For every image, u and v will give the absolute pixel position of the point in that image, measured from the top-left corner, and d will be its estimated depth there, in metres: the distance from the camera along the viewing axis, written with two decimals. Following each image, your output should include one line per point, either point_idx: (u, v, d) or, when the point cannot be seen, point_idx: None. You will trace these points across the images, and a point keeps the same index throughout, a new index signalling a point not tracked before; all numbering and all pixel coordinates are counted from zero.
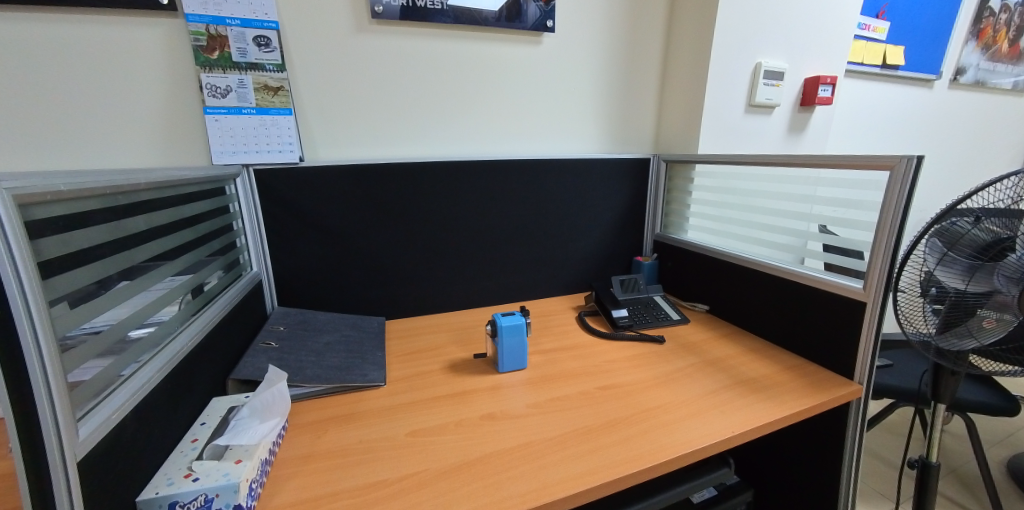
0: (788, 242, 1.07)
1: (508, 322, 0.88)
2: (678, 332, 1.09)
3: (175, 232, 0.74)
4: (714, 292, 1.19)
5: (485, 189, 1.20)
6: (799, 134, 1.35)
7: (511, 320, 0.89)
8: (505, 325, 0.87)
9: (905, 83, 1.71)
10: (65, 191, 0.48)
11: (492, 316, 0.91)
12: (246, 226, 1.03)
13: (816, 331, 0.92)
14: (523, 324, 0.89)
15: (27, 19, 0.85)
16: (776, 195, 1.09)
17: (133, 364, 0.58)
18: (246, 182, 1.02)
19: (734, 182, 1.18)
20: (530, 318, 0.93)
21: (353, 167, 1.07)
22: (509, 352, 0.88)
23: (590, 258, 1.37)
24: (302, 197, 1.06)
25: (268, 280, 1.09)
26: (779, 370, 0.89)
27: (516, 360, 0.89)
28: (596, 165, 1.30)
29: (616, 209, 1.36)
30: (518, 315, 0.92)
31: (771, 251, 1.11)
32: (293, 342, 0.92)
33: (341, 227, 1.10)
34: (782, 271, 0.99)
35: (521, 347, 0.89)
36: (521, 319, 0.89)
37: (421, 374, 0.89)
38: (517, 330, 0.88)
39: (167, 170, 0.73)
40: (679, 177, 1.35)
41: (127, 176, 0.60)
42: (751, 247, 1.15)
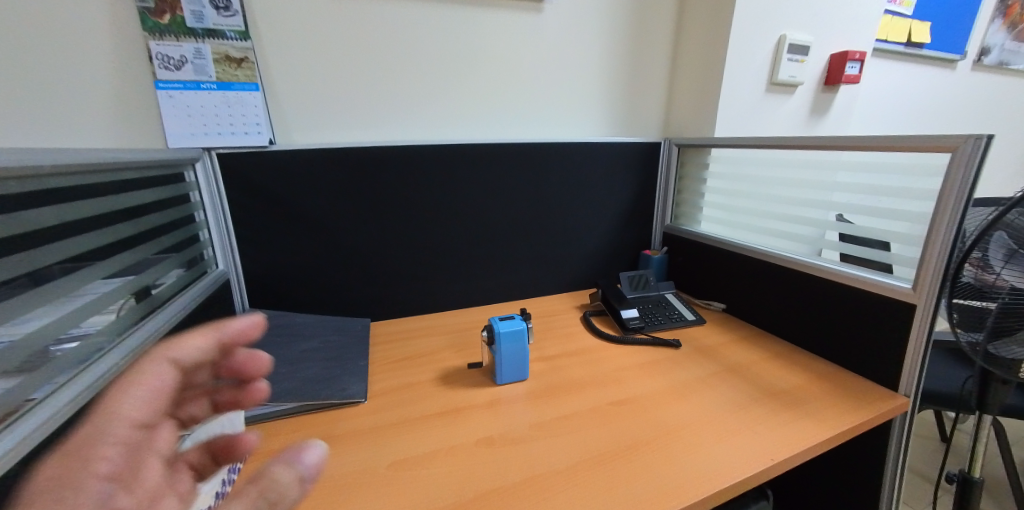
0: (805, 233, 0.97)
1: (506, 325, 0.79)
2: (693, 335, 0.99)
3: (106, 228, 0.62)
4: (733, 290, 1.09)
5: (479, 176, 1.08)
6: (822, 116, 1.24)
7: (509, 322, 0.80)
8: (502, 329, 0.78)
9: (929, 63, 1.59)
10: None
11: (488, 321, 0.81)
12: (209, 216, 0.92)
13: (851, 335, 0.82)
14: (523, 327, 0.79)
15: None
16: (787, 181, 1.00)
17: (48, 383, 0.48)
18: (206, 170, 0.90)
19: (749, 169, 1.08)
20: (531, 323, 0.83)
21: (332, 151, 0.95)
22: (507, 361, 0.78)
23: (595, 252, 1.26)
24: (275, 186, 0.94)
25: (237, 280, 0.98)
26: (812, 379, 0.79)
27: (516, 370, 0.79)
28: (601, 151, 1.18)
29: (623, 198, 1.25)
30: (518, 318, 0.82)
31: (785, 243, 1.01)
32: (262, 350, 0.83)
33: (319, 220, 0.98)
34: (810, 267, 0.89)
35: (522, 355, 0.79)
36: (521, 322, 0.80)
37: (408, 387, 0.78)
38: (515, 334, 0.79)
39: (99, 152, 0.61)
40: (693, 162, 1.24)
41: (32, 152, 0.48)
42: (767, 239, 1.05)
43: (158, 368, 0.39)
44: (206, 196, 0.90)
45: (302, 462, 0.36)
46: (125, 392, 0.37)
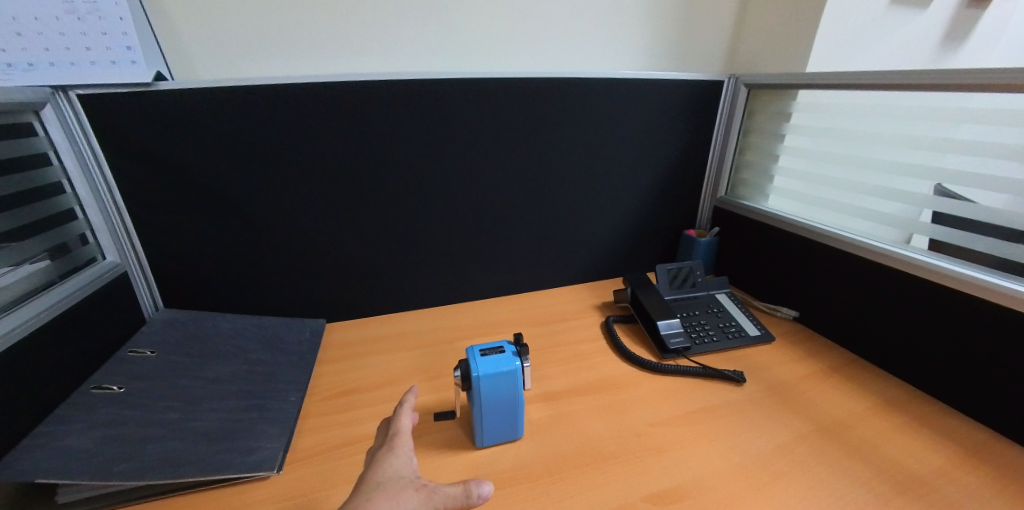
0: (903, 214, 0.70)
1: (490, 368, 0.54)
2: (758, 363, 0.72)
3: None
4: (813, 296, 0.81)
5: (470, 131, 0.78)
6: (959, 44, 0.88)
7: (497, 362, 0.55)
8: (485, 375, 0.53)
9: None
10: None
11: (464, 350, 0.57)
12: (84, 190, 0.64)
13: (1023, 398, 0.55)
14: (515, 371, 0.54)
15: None
16: (893, 141, 0.71)
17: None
18: (63, 118, 0.61)
19: (839, 121, 0.78)
20: (529, 357, 0.58)
21: (255, 94, 0.67)
22: (489, 419, 0.55)
23: (624, 234, 0.97)
24: (179, 147, 0.66)
25: (141, 274, 0.72)
26: (946, 468, 0.54)
27: (502, 428, 0.56)
28: (643, 92, 0.85)
29: (666, 163, 0.93)
30: (510, 353, 0.56)
31: (868, 225, 0.74)
32: (151, 382, 0.61)
33: (248, 194, 0.72)
34: (914, 266, 0.64)
35: (512, 410, 0.55)
36: (515, 363, 0.55)
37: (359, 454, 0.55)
38: (503, 382, 0.54)
39: None
40: (766, 112, 0.91)
41: None
42: (847, 219, 0.78)
43: (395, 438, 0.48)
44: (68, 158, 0.62)
45: (478, 495, 0.42)
46: (375, 469, 0.44)
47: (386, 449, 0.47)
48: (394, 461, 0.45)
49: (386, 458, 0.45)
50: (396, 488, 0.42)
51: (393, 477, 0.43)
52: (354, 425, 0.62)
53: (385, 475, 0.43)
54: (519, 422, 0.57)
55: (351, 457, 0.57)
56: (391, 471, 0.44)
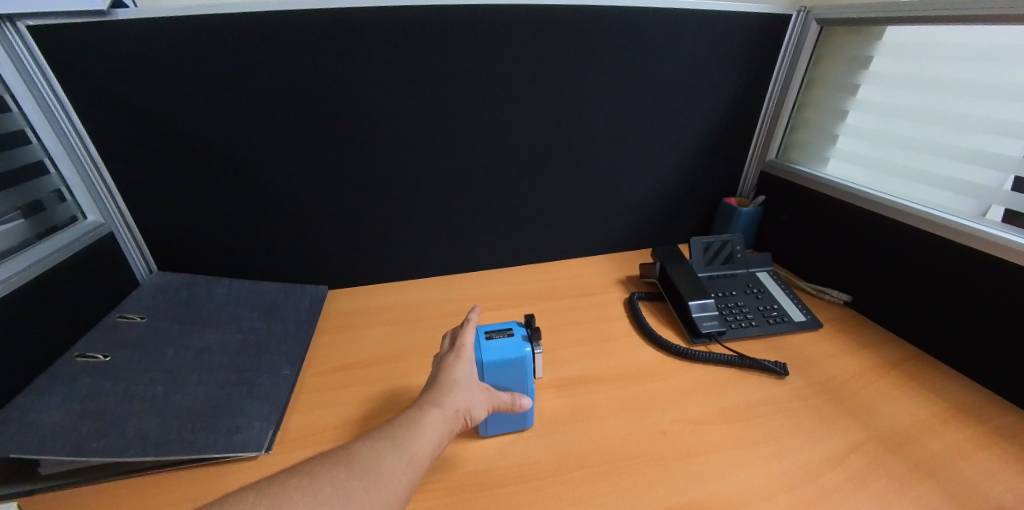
0: (980, 181, 0.58)
1: (496, 355, 0.48)
2: (803, 354, 0.64)
3: None
4: (870, 279, 0.70)
5: (484, 78, 0.68)
6: None
7: (504, 347, 0.49)
8: (490, 361, 0.48)
9: None
10: None
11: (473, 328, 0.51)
12: (51, 141, 0.58)
13: None
14: (524, 359, 0.49)
15: None
16: (978, 89, 0.58)
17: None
18: (15, 56, 0.54)
19: (919, 67, 0.65)
20: (540, 343, 0.52)
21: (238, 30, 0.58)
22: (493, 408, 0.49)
23: (656, 202, 0.87)
24: (157, 94, 0.59)
25: (128, 234, 0.67)
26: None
27: (509, 419, 0.51)
28: (687, 31, 0.72)
29: (709, 120, 0.82)
30: (520, 338, 0.51)
31: (940, 194, 0.63)
32: (138, 351, 0.57)
33: (238, 148, 0.65)
34: (992, 243, 0.54)
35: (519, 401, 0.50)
36: (524, 349, 0.49)
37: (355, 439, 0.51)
38: (509, 369, 0.49)
39: None
40: (839, 57, 0.77)
41: None
42: (916, 187, 0.66)
43: (461, 348, 0.49)
44: (27, 102, 0.55)
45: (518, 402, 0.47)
46: (445, 370, 0.47)
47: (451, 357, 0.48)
48: (462, 365, 0.48)
49: (454, 361, 0.48)
50: (467, 387, 0.46)
51: (461, 378, 0.47)
52: (352, 405, 0.58)
53: (456, 376, 0.47)
54: (527, 414, 0.51)
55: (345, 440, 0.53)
56: (460, 373, 0.47)
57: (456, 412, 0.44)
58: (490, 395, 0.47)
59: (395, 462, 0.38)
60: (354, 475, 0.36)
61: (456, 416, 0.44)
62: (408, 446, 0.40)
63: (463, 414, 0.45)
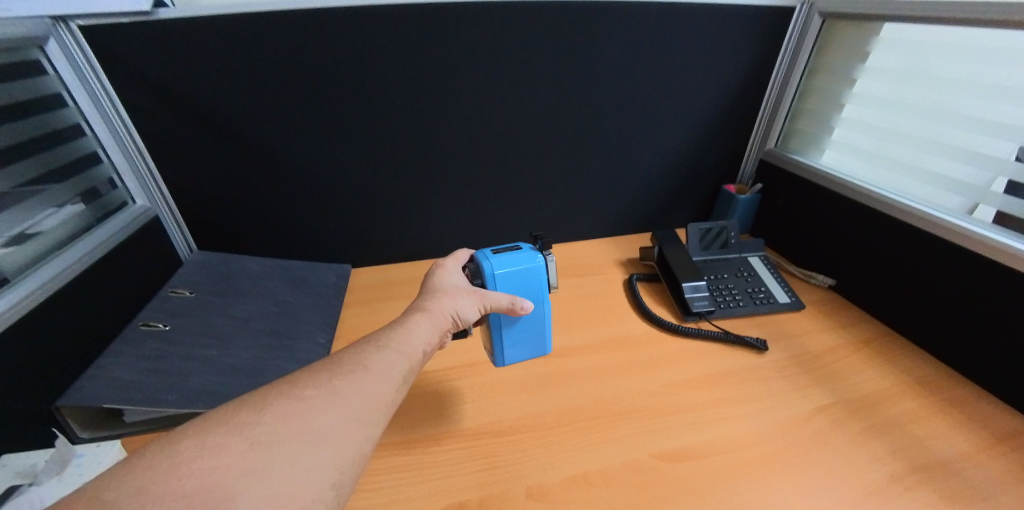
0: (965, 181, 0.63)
1: (508, 266, 0.53)
2: (785, 331, 0.71)
3: None
4: (855, 261, 0.76)
5: (494, 67, 0.72)
6: None
7: (516, 259, 0.54)
8: (507, 274, 0.53)
9: None
10: None
11: (477, 253, 0.55)
12: (99, 129, 0.63)
13: None
14: (536, 266, 0.54)
15: None
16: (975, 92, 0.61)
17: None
18: (72, 57, 0.58)
19: (922, 64, 0.68)
20: (554, 255, 0.57)
21: (282, 20, 0.62)
22: (507, 321, 0.54)
23: (657, 187, 0.91)
24: (199, 85, 0.65)
25: (171, 216, 0.74)
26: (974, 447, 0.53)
27: (525, 334, 0.55)
28: (693, 20, 0.75)
29: (711, 108, 0.85)
30: (531, 252, 0.56)
31: (927, 189, 0.68)
32: (190, 319, 0.64)
33: (272, 135, 0.71)
34: (967, 235, 0.59)
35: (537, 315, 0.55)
36: (535, 259, 0.54)
37: None
38: (521, 280, 0.53)
39: None
40: (842, 49, 0.80)
41: None
42: (905, 182, 0.71)
43: (444, 266, 0.55)
44: (81, 96, 0.60)
45: (518, 303, 0.52)
46: (433, 283, 0.53)
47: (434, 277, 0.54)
48: (449, 277, 0.54)
49: (442, 274, 0.54)
50: (455, 293, 0.51)
51: (449, 288, 0.52)
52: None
53: (443, 286, 0.52)
54: (545, 330, 0.57)
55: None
56: (445, 284, 0.52)
57: (446, 313, 0.49)
58: (479, 296, 0.51)
59: (380, 365, 0.40)
60: (348, 372, 0.39)
61: (448, 316, 0.49)
62: (392, 353, 0.42)
63: (454, 314, 0.50)
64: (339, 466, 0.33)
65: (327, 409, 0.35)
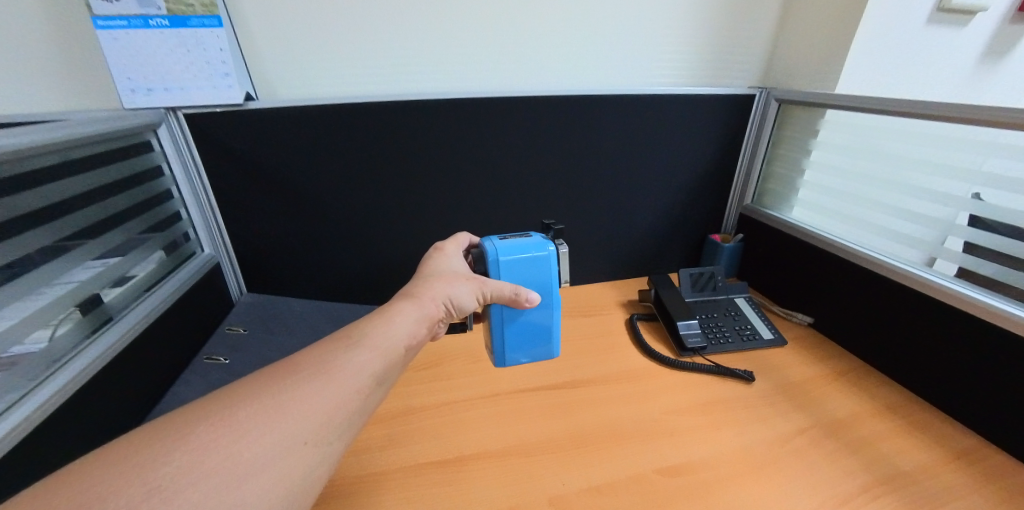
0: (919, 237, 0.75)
1: (518, 252, 0.61)
2: (767, 364, 0.82)
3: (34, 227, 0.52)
4: (826, 302, 0.88)
5: (511, 139, 0.86)
6: (996, 62, 0.89)
7: (527, 247, 0.62)
8: (521, 258, 0.61)
9: None
10: None
11: (486, 239, 0.64)
12: (185, 192, 0.78)
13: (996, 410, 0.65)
14: (544, 254, 0.62)
15: None
16: (917, 165, 0.75)
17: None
18: (175, 139, 0.74)
19: (869, 141, 0.82)
20: (565, 246, 0.65)
21: (343, 106, 0.77)
22: (510, 308, 0.62)
23: (653, 237, 1.03)
24: (274, 160, 0.79)
25: (229, 264, 0.87)
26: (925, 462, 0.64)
27: (526, 318, 0.63)
28: (677, 108, 0.90)
29: (696, 170, 0.99)
30: (544, 241, 0.64)
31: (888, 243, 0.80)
32: (246, 353, 0.76)
33: (328, 198, 0.84)
34: (934, 287, 0.69)
35: (546, 302, 0.63)
36: (544, 248, 0.62)
37: (429, 414, 0.76)
38: (526, 268, 0.61)
39: (35, 128, 0.51)
40: (794, 125, 0.95)
41: None
42: (867, 236, 0.83)
43: (445, 263, 0.65)
44: (177, 166, 0.75)
45: (516, 288, 0.61)
46: (434, 274, 0.62)
47: (435, 271, 0.63)
48: (450, 270, 0.63)
49: (443, 269, 0.64)
50: (456, 282, 0.60)
51: (450, 276, 0.61)
52: (416, 399, 0.79)
53: (445, 275, 0.61)
54: (554, 317, 0.65)
55: (416, 427, 0.73)
56: (447, 273, 0.62)
57: (448, 298, 0.59)
58: (480, 283, 0.60)
59: (340, 376, 0.43)
60: (309, 380, 0.42)
61: (450, 300, 0.59)
62: (357, 362, 0.45)
63: (455, 299, 0.59)
64: (280, 482, 0.36)
65: (272, 427, 0.38)
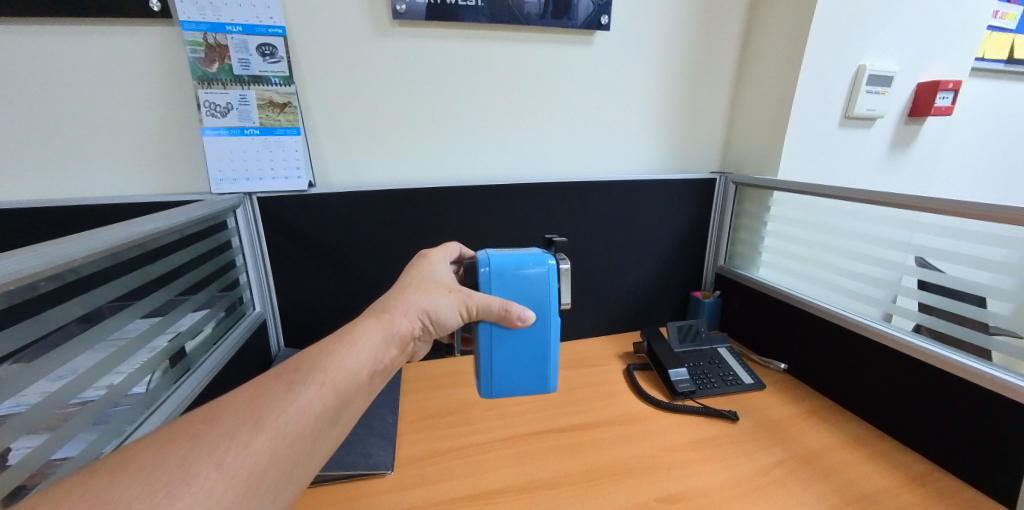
0: (871, 294, 0.91)
1: (514, 263, 0.65)
2: (749, 406, 0.93)
3: (148, 297, 0.66)
4: (795, 349, 1.02)
5: (520, 215, 1.04)
6: (902, 152, 1.12)
7: (522, 259, 0.66)
8: (520, 270, 0.66)
9: None
10: (11, 282, 0.43)
11: (482, 251, 0.68)
12: (247, 259, 0.92)
13: (941, 437, 0.77)
14: (540, 266, 0.66)
15: (31, 34, 0.78)
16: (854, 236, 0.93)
17: (114, 439, 0.59)
18: (250, 218, 0.91)
19: (814, 217, 1.01)
20: (566, 262, 0.69)
21: (385, 192, 0.95)
22: (498, 325, 0.65)
23: (642, 295, 1.19)
24: (324, 235, 0.95)
25: (274, 321, 0.99)
26: (886, 485, 0.74)
27: (522, 334, 0.66)
28: (656, 190, 1.11)
29: (674, 239, 1.17)
30: (543, 255, 0.68)
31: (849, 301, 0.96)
32: None
33: (366, 266, 0.99)
34: (880, 335, 0.84)
35: (543, 318, 0.67)
36: (540, 261, 0.66)
37: (452, 457, 0.84)
38: (519, 281, 0.65)
39: (162, 219, 0.66)
40: (752, 201, 1.16)
41: (109, 233, 0.55)
42: (830, 295, 0.99)
43: (424, 274, 0.68)
44: (246, 238, 0.91)
45: (504, 304, 0.63)
46: (410, 285, 0.65)
47: (412, 281, 0.66)
48: (428, 280, 0.67)
49: (421, 279, 0.67)
50: (433, 295, 0.63)
51: (429, 289, 0.64)
52: (442, 442, 0.87)
53: (424, 286, 0.65)
54: (552, 335, 0.68)
55: (444, 467, 0.82)
56: (426, 285, 0.65)
57: (423, 310, 0.62)
58: (462, 296, 0.64)
59: (276, 424, 0.46)
60: (240, 433, 0.44)
61: (425, 312, 0.62)
62: (299, 400, 0.48)
63: (431, 312, 0.63)
64: None
65: (203, 486, 0.39)
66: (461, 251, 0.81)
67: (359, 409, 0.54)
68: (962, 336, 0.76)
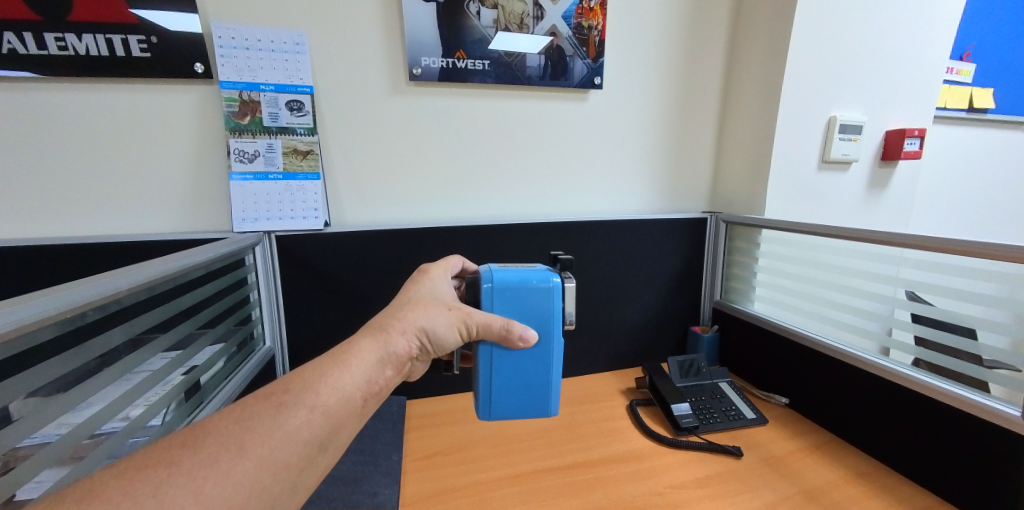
0: (864, 326, 0.94)
1: (520, 280, 0.69)
2: (752, 440, 0.94)
3: (171, 331, 0.69)
4: (794, 381, 1.04)
5: (522, 253, 1.09)
6: (878, 193, 1.19)
7: (529, 276, 0.70)
8: (526, 286, 0.69)
9: (1007, 127, 1.45)
10: (66, 310, 0.47)
11: (487, 266, 0.72)
12: (262, 295, 0.97)
13: (943, 469, 0.77)
14: (546, 284, 0.69)
15: (84, 91, 0.87)
16: (843, 271, 0.98)
17: None
18: (266, 257, 0.96)
19: (803, 253, 1.06)
20: (571, 280, 0.72)
21: (395, 232, 1.01)
22: (498, 346, 0.69)
23: (642, 331, 1.22)
24: (337, 272, 1.00)
25: (281, 357, 1.02)
26: None
27: (523, 353, 0.69)
28: (650, 230, 1.17)
29: (670, 276, 1.22)
30: (548, 273, 0.72)
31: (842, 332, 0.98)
32: None
33: (375, 302, 1.03)
34: (876, 366, 0.86)
35: (546, 336, 0.70)
36: (547, 279, 0.70)
37: (458, 494, 0.84)
38: (523, 298, 0.69)
39: (188, 256, 0.70)
40: (742, 238, 1.21)
41: (147, 268, 0.60)
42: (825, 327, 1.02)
43: (424, 294, 0.71)
44: (260, 273, 0.96)
45: (507, 324, 0.67)
46: (406, 305, 0.68)
47: (411, 301, 0.69)
48: (426, 298, 0.70)
49: (417, 298, 0.70)
50: (432, 313, 0.66)
51: (427, 307, 0.67)
52: (447, 479, 0.87)
53: (422, 303, 0.67)
54: (554, 353, 0.71)
55: (449, 505, 0.81)
56: (424, 304, 0.67)
57: (420, 329, 0.65)
58: (461, 314, 0.67)
59: (258, 452, 0.48)
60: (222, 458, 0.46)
61: (422, 331, 0.65)
62: (288, 424, 0.50)
63: (427, 331, 0.65)
64: None
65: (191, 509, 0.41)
66: (461, 266, 0.86)
67: (350, 433, 0.56)
68: (957, 368, 0.78)
